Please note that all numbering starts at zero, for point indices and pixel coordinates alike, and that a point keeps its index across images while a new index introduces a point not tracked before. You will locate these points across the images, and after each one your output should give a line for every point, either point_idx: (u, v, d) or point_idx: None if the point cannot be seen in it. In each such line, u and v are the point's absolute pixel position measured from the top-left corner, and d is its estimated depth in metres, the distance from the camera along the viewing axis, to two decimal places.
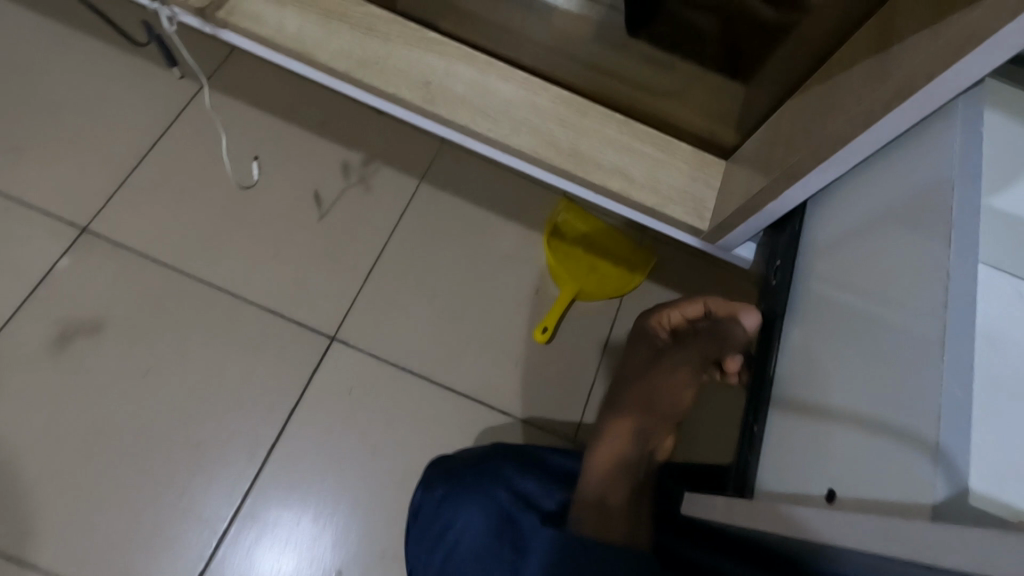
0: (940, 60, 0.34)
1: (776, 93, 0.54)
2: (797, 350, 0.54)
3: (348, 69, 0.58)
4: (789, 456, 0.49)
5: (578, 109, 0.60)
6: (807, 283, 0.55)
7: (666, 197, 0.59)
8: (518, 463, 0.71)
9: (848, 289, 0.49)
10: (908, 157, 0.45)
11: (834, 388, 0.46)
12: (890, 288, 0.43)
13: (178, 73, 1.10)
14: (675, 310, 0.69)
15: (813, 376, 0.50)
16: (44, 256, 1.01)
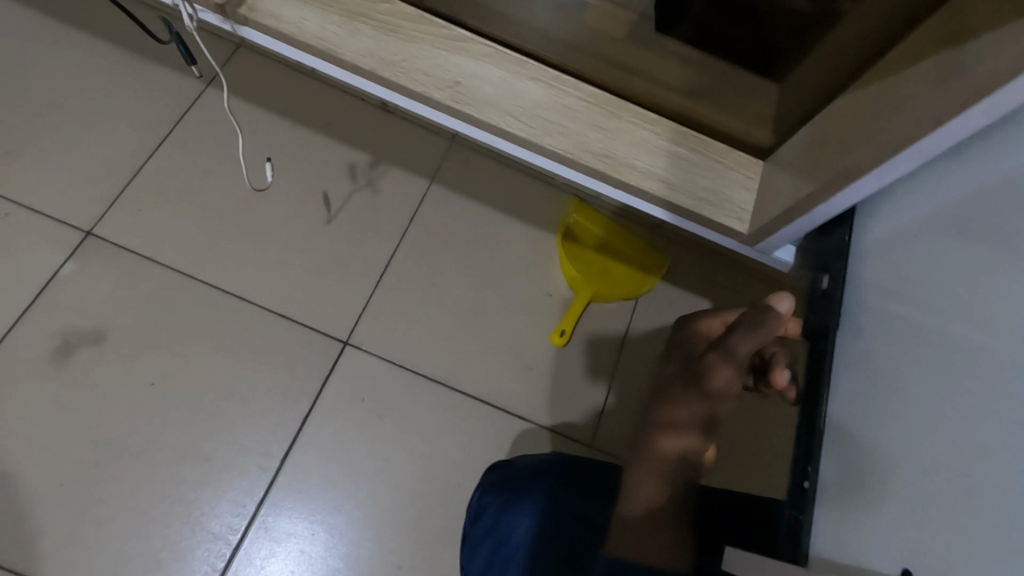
0: (1022, 58, 0.33)
1: (813, 90, 0.54)
2: (857, 355, 0.54)
3: (374, 69, 0.55)
4: (846, 483, 0.51)
5: (613, 110, 0.58)
6: (868, 285, 0.56)
7: (703, 199, 0.57)
8: (578, 483, 0.69)
9: (913, 296, 0.50)
10: (974, 170, 0.46)
11: (895, 412, 0.48)
12: (962, 299, 0.44)
13: (199, 73, 1.09)
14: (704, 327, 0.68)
15: (869, 395, 0.51)
16: (47, 265, 0.98)
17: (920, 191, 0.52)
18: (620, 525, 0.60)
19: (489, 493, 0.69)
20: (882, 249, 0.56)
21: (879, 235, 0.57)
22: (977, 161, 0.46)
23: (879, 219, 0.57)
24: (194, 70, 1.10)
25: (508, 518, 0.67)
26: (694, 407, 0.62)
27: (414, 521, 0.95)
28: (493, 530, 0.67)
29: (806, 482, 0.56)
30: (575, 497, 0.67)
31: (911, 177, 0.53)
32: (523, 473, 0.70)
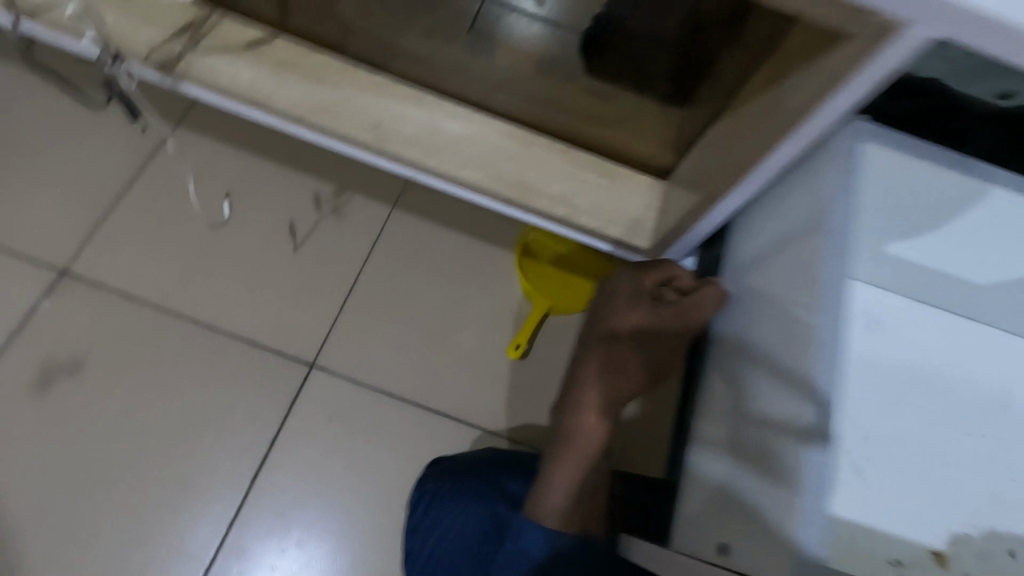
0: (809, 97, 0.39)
1: (703, 117, 0.57)
2: (732, 332, 0.64)
3: (302, 116, 0.61)
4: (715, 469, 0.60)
5: (524, 142, 0.64)
6: (740, 275, 0.65)
7: (609, 220, 0.64)
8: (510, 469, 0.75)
9: (763, 286, 0.59)
10: (808, 192, 0.55)
11: (748, 403, 0.57)
12: (789, 290, 0.54)
13: (140, 127, 1.12)
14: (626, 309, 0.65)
15: (738, 386, 0.60)
16: (24, 303, 1.03)
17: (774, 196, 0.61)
18: (546, 503, 0.63)
19: (426, 483, 0.77)
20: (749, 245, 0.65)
21: (749, 246, 0.65)
22: (811, 182, 0.54)
23: (749, 218, 0.66)
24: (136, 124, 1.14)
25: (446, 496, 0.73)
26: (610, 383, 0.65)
27: (383, 533, 0.99)
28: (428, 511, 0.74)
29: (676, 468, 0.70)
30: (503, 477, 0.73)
31: (774, 185, 0.62)
32: (460, 464, 0.77)
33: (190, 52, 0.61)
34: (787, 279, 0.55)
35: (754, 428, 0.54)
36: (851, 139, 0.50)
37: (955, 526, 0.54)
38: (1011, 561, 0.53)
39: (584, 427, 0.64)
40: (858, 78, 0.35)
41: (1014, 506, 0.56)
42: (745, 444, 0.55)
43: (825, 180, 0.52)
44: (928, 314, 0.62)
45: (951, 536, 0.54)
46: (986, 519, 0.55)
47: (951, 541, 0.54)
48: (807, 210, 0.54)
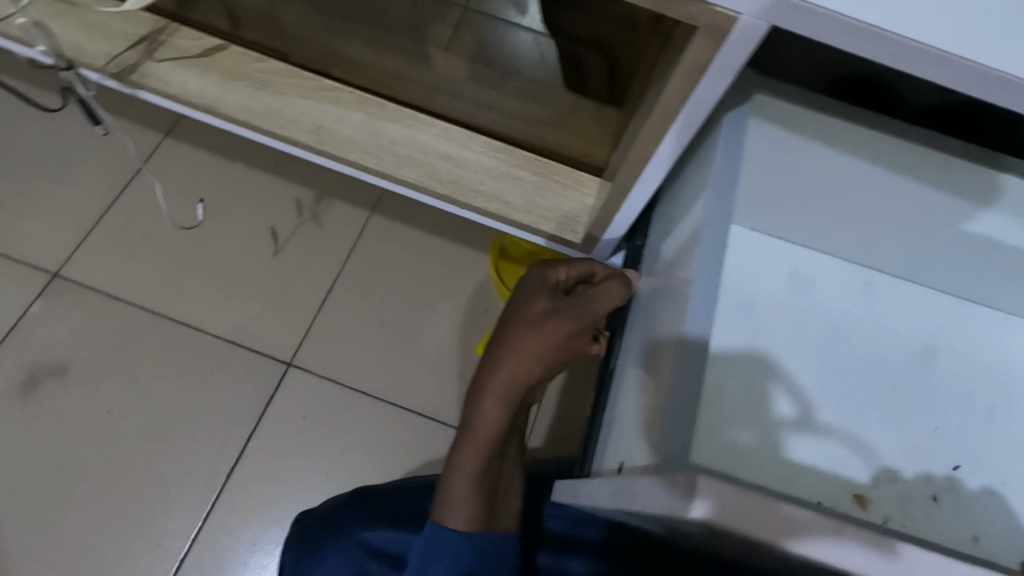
0: (683, 87, 0.42)
1: (626, 116, 0.58)
2: (638, 322, 0.65)
3: (248, 120, 0.65)
4: (624, 415, 0.61)
5: (461, 141, 0.67)
6: (649, 264, 0.66)
7: (540, 216, 0.66)
8: (372, 512, 0.72)
9: (664, 273, 0.61)
10: (701, 153, 0.58)
11: (639, 395, 0.57)
12: (681, 275, 0.55)
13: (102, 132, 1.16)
14: (536, 301, 0.63)
15: (642, 338, 0.61)
16: (18, 306, 1.08)
17: (679, 178, 0.64)
18: (450, 503, 0.62)
19: (288, 550, 0.76)
20: (657, 233, 0.66)
21: (659, 217, 0.67)
22: (703, 154, 0.58)
23: (659, 211, 0.68)
24: (97, 128, 1.18)
25: (305, 565, 0.72)
26: (512, 374, 0.61)
27: None
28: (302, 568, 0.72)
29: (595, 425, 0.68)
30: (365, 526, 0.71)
31: (677, 169, 0.64)
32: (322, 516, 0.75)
33: (145, 62, 0.65)
34: (683, 236, 0.57)
35: (648, 369, 0.56)
36: (735, 112, 0.55)
37: (879, 466, 0.61)
38: (932, 503, 0.60)
39: (490, 421, 0.62)
40: (717, 58, 0.38)
41: (932, 448, 0.62)
42: (644, 384, 0.55)
43: (713, 141, 0.56)
44: (854, 274, 0.70)
45: (876, 473, 0.61)
46: (910, 462, 0.62)
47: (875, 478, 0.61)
48: (699, 169, 0.58)
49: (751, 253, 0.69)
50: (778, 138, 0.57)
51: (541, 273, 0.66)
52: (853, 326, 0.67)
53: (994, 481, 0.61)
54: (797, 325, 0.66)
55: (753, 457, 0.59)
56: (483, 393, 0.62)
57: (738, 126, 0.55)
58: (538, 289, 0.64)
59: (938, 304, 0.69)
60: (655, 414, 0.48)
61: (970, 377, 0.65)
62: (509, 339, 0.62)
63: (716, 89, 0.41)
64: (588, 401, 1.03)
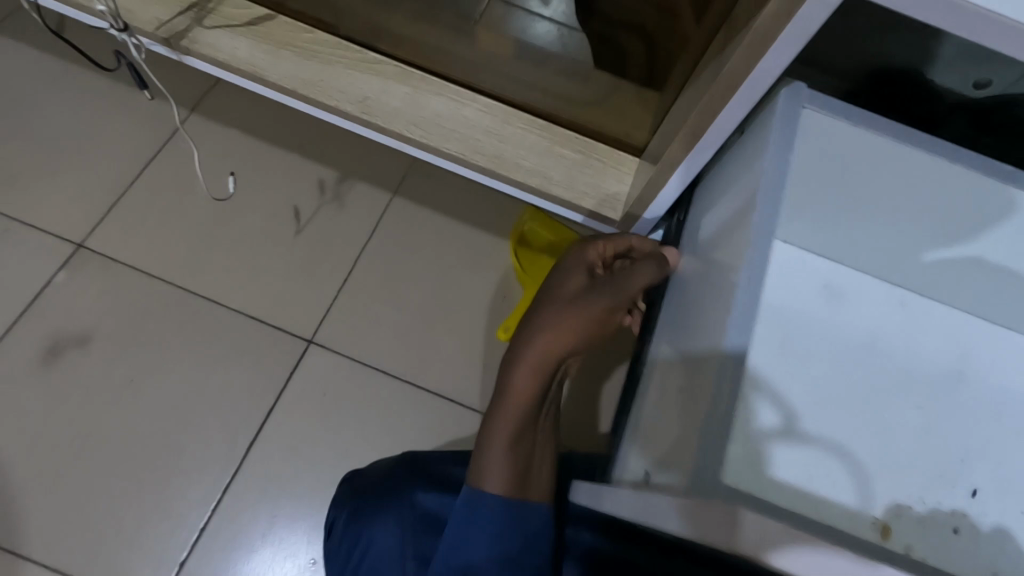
0: (748, 61, 0.42)
1: (671, 97, 0.60)
2: (673, 308, 0.63)
3: (295, 88, 0.66)
4: (648, 414, 0.60)
5: (503, 117, 0.68)
6: (690, 246, 0.65)
7: (581, 192, 0.67)
8: (420, 478, 0.75)
9: (705, 259, 0.59)
10: (748, 144, 0.56)
11: (669, 390, 0.56)
12: (726, 262, 0.53)
13: (149, 96, 1.19)
14: (573, 274, 0.65)
15: (673, 334, 0.60)
16: (41, 275, 1.09)
17: (727, 158, 0.61)
18: (484, 472, 0.62)
19: (341, 507, 0.77)
20: (700, 211, 0.64)
21: (697, 208, 0.66)
22: (754, 136, 0.56)
23: (705, 188, 0.66)
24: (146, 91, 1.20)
25: (352, 527, 0.73)
26: (552, 342, 0.62)
27: None
28: (343, 535, 0.74)
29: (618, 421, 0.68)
30: (412, 489, 0.73)
31: (725, 146, 0.62)
32: (366, 482, 0.78)
33: (195, 27, 0.66)
34: (726, 231, 0.56)
35: (680, 369, 0.55)
36: (788, 95, 0.53)
37: (899, 496, 0.57)
38: (952, 539, 0.56)
39: (525, 389, 0.63)
40: (789, 28, 0.38)
41: (954, 476, 0.59)
42: (675, 386, 0.55)
43: (762, 131, 0.54)
44: (887, 289, 0.67)
45: (895, 503, 0.57)
46: (931, 494, 0.58)
47: (891, 509, 0.57)
48: (747, 160, 0.56)
49: (778, 260, 0.66)
50: (820, 144, 0.55)
51: (580, 250, 0.67)
52: (885, 343, 0.64)
53: (1011, 521, 0.57)
54: (828, 338, 0.63)
55: (766, 478, 0.56)
56: (518, 363, 0.63)
57: (792, 109, 0.52)
58: (576, 265, 0.65)
59: (967, 329, 0.66)
60: (688, 428, 0.47)
61: (996, 407, 0.62)
62: (545, 312, 0.63)
63: (781, 61, 0.41)
64: (607, 386, 1.04)
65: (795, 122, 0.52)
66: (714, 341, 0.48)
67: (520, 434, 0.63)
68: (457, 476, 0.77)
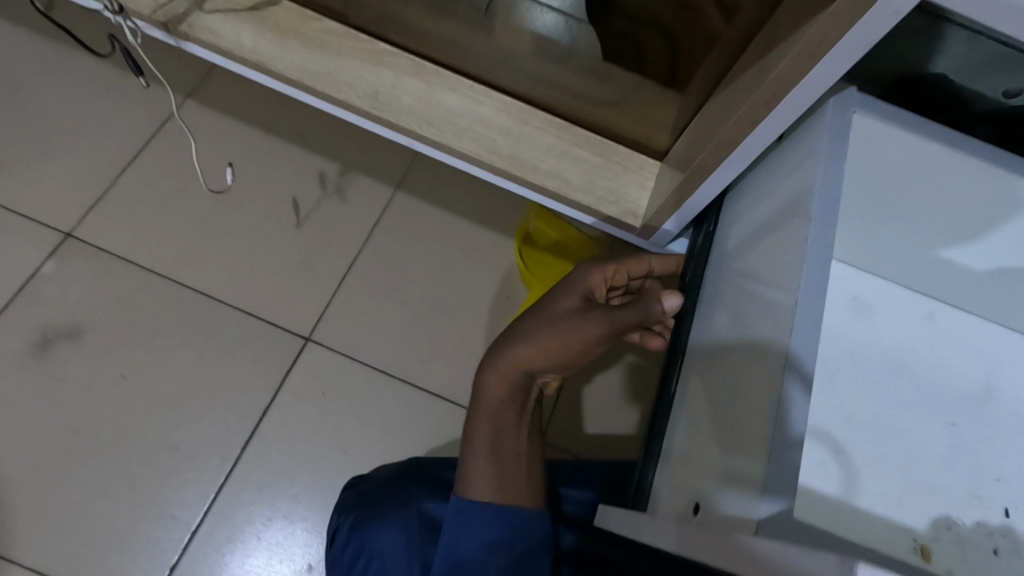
0: (797, 68, 0.39)
1: (701, 99, 0.57)
2: (707, 324, 0.58)
3: (301, 79, 0.63)
4: (686, 436, 0.54)
5: (520, 117, 0.65)
6: (723, 257, 0.60)
7: (600, 196, 0.64)
8: (425, 484, 0.73)
9: (742, 275, 0.54)
10: (793, 149, 0.51)
11: (711, 414, 0.51)
12: (768, 281, 0.48)
13: (144, 84, 1.15)
14: (570, 288, 0.61)
15: (714, 352, 0.54)
16: (29, 264, 1.04)
17: (764, 169, 0.57)
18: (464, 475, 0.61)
19: (346, 513, 0.74)
20: (734, 224, 0.60)
21: (733, 216, 0.61)
22: (798, 141, 0.51)
23: (738, 199, 0.61)
24: (140, 78, 1.16)
25: (357, 535, 0.70)
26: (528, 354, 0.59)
27: None
28: (347, 544, 0.71)
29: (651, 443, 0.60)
30: (419, 496, 0.71)
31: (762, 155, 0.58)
32: (368, 489, 0.75)
33: (195, 12, 0.63)
34: (769, 242, 0.50)
35: (725, 392, 0.49)
36: (840, 101, 0.48)
37: (936, 512, 0.54)
38: (992, 558, 0.52)
39: (500, 397, 0.61)
40: (854, 32, 0.35)
41: (988, 491, 0.55)
42: (718, 409, 0.49)
43: (807, 139, 0.49)
44: (913, 303, 0.62)
45: (932, 521, 0.54)
46: (966, 509, 0.54)
47: (930, 526, 0.53)
48: (791, 165, 0.51)
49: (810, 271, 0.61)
50: (859, 151, 0.50)
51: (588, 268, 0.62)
52: (914, 358, 0.59)
53: None
54: (856, 351, 0.59)
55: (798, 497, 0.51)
56: (496, 367, 0.60)
57: (843, 116, 0.47)
58: (574, 281, 0.61)
59: (1000, 342, 0.62)
60: (747, 456, 0.41)
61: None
62: (530, 322, 0.60)
63: (836, 69, 0.38)
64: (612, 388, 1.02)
65: (846, 128, 0.47)
66: (771, 364, 0.43)
67: (499, 446, 0.60)
68: None
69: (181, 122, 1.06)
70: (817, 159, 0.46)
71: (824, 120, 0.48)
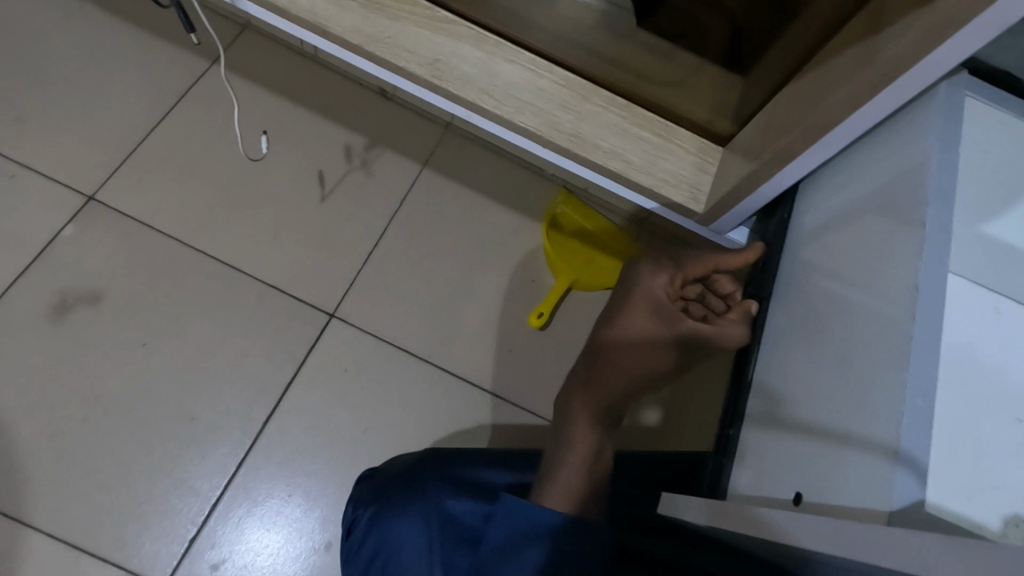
0: (917, 48, 0.39)
1: (771, 87, 0.58)
2: (790, 318, 0.55)
3: (361, 43, 0.63)
4: (771, 424, 0.52)
5: (581, 94, 0.65)
6: (803, 249, 0.57)
7: (661, 179, 0.64)
8: (446, 480, 0.68)
9: (832, 265, 0.51)
10: (890, 136, 0.49)
11: (805, 407, 0.48)
12: (870, 271, 0.45)
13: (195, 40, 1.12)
14: (642, 301, 0.61)
15: (801, 341, 0.52)
16: (50, 225, 1.02)
17: (846, 160, 0.54)
18: (544, 480, 0.59)
19: (362, 505, 0.69)
20: (812, 217, 0.57)
21: (812, 201, 0.58)
22: (894, 127, 0.49)
23: (814, 191, 0.58)
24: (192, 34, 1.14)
25: (374, 531, 0.66)
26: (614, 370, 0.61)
27: None
28: (364, 541, 0.66)
29: (729, 431, 0.59)
30: (440, 494, 0.66)
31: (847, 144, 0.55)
32: (386, 481, 0.71)
33: None
34: (868, 227, 0.48)
35: (819, 381, 0.47)
36: (950, 82, 0.45)
37: (1005, 507, 0.44)
38: None
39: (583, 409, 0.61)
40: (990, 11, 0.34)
41: None
42: (814, 405, 0.47)
43: (911, 124, 0.47)
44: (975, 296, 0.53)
45: (1002, 518, 0.44)
46: None
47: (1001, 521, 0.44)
48: (889, 153, 0.48)
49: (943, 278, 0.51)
50: None
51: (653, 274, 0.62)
52: (982, 350, 0.50)
53: None
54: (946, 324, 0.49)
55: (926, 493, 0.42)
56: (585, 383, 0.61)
57: (954, 99, 0.44)
58: (647, 289, 0.61)
59: None
60: (861, 451, 0.39)
61: None
62: (610, 340, 0.62)
63: (958, 52, 0.38)
64: None
65: (958, 112, 0.44)
66: (884, 350, 0.40)
67: (586, 449, 0.59)
68: (487, 480, 0.69)
69: (221, 83, 1.04)
70: (931, 138, 0.43)
71: (930, 103, 0.45)
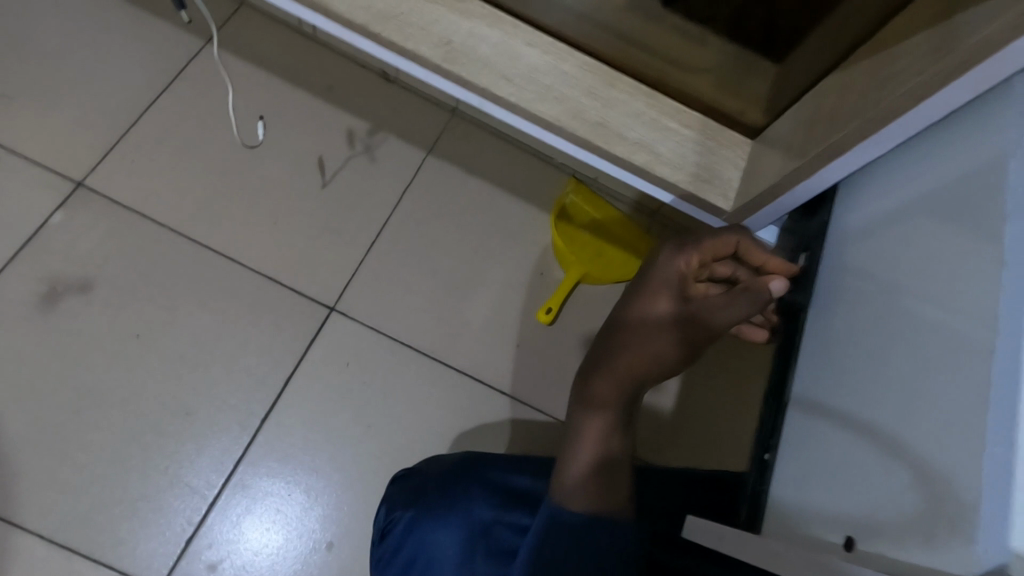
0: (1005, 34, 0.35)
1: (810, 79, 0.54)
2: (835, 333, 0.51)
3: (367, 22, 0.59)
4: (811, 449, 0.48)
5: (606, 79, 0.61)
6: (851, 256, 0.52)
7: (691, 174, 0.60)
8: (484, 489, 0.64)
9: (892, 279, 0.46)
10: (960, 135, 0.43)
11: (859, 438, 0.44)
12: (941, 291, 0.41)
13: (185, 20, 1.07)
14: (660, 278, 0.55)
15: (851, 359, 0.47)
16: (37, 212, 0.97)
17: (905, 160, 0.49)
18: (558, 478, 0.55)
19: (399, 507, 0.66)
20: (863, 222, 0.52)
21: (865, 200, 0.52)
22: (963, 124, 0.43)
23: (864, 191, 0.53)
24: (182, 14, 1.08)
25: (411, 538, 0.63)
26: (630, 356, 0.55)
27: None
28: (400, 547, 0.63)
29: (766, 455, 0.54)
30: (478, 505, 0.62)
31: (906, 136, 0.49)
32: (421, 483, 0.67)
33: None
34: (931, 233, 0.44)
35: (879, 410, 0.43)
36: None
37: None
38: None
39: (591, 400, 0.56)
40: None
41: None
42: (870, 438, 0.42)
43: (986, 122, 0.41)
44: None
45: None
46: None
47: None
48: (960, 154, 0.43)
49: None
50: None
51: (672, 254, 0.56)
52: None
53: None
54: None
55: None
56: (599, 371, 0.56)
57: None
58: (656, 278, 0.55)
59: None
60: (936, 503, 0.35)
61: None
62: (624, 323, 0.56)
63: None
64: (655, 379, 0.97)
65: None
66: (962, 378, 0.37)
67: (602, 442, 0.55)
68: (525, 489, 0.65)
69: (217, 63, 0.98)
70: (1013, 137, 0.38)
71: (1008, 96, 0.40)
